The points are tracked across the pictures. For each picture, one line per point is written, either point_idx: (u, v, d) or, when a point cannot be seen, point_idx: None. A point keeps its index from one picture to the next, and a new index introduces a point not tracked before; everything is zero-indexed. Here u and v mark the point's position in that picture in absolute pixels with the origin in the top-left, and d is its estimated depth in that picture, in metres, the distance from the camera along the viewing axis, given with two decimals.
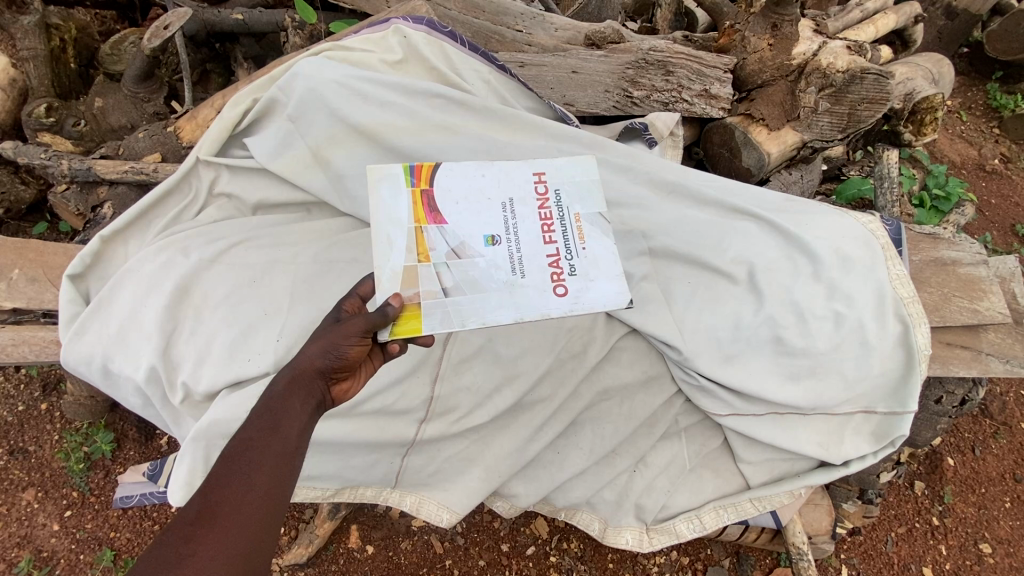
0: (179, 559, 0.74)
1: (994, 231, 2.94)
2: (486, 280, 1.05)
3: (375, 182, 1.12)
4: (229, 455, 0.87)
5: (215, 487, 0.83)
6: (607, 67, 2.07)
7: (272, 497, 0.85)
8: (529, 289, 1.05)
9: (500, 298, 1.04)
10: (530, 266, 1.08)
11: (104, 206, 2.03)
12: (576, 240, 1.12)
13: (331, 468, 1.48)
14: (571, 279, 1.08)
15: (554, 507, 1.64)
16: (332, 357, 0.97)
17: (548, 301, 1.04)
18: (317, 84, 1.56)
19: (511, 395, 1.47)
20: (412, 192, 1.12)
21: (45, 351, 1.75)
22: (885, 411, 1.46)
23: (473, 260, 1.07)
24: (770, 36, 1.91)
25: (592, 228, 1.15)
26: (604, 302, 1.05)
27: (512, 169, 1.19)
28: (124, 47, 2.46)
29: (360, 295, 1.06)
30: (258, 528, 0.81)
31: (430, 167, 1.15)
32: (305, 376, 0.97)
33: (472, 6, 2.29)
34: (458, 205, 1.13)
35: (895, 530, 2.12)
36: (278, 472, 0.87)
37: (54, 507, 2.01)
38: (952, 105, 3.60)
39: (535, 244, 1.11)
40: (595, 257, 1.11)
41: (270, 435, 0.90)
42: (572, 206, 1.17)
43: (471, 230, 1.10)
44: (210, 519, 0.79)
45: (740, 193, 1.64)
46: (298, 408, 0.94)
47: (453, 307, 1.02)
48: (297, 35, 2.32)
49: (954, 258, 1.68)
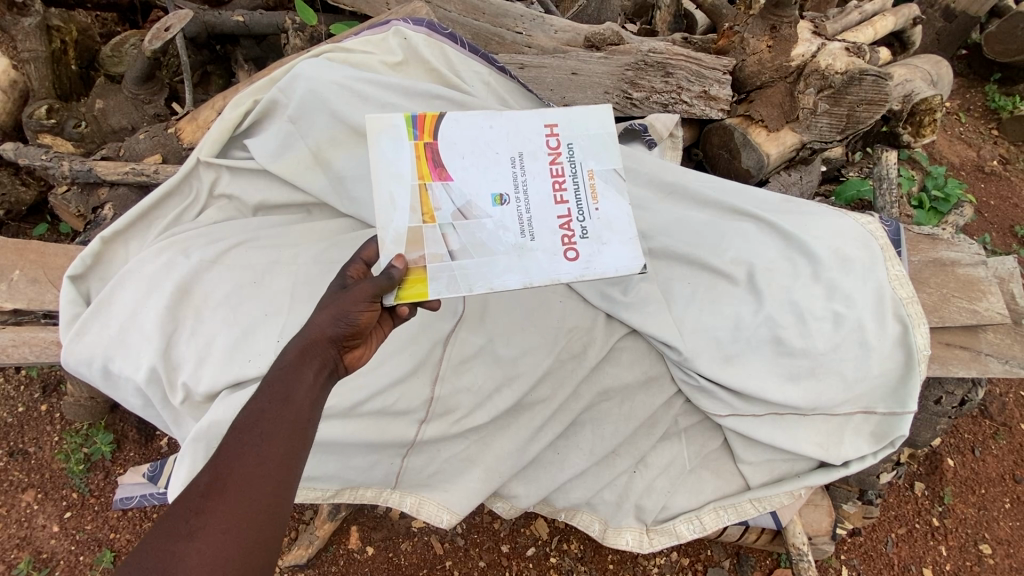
0: (190, 531, 0.76)
1: (993, 232, 2.95)
2: (493, 242, 1.06)
3: (375, 134, 1.10)
4: (240, 425, 0.87)
5: (226, 458, 0.83)
6: (607, 69, 2.08)
7: (284, 470, 0.85)
8: (539, 253, 1.06)
9: (509, 261, 1.05)
10: (540, 228, 1.07)
11: (104, 207, 2.04)
12: (589, 201, 1.11)
13: (331, 469, 1.48)
14: (582, 243, 1.08)
15: (554, 508, 1.64)
16: (343, 324, 0.98)
17: (559, 266, 1.06)
18: (318, 85, 1.57)
19: (511, 395, 1.47)
20: (415, 145, 1.09)
21: (46, 351, 1.75)
22: (885, 411, 1.46)
23: (481, 221, 1.06)
24: (768, 38, 1.92)
25: (605, 186, 1.12)
26: (616, 267, 1.06)
27: (521, 119, 1.14)
28: (125, 49, 2.49)
29: (364, 260, 1.09)
30: (269, 501, 0.81)
31: (433, 119, 1.11)
32: (316, 344, 0.97)
33: (473, 8, 2.28)
34: (464, 160, 1.10)
35: (895, 531, 2.12)
36: (289, 444, 0.87)
37: (54, 508, 2.01)
38: (951, 107, 3.61)
39: (546, 204, 1.09)
40: (607, 219, 1.10)
41: (281, 405, 0.89)
42: (586, 161, 1.13)
43: (478, 188, 1.09)
44: (220, 491, 0.80)
45: (740, 194, 1.64)
46: (310, 378, 0.94)
47: (459, 270, 1.04)
48: (297, 37, 2.33)
49: (953, 258, 1.69)
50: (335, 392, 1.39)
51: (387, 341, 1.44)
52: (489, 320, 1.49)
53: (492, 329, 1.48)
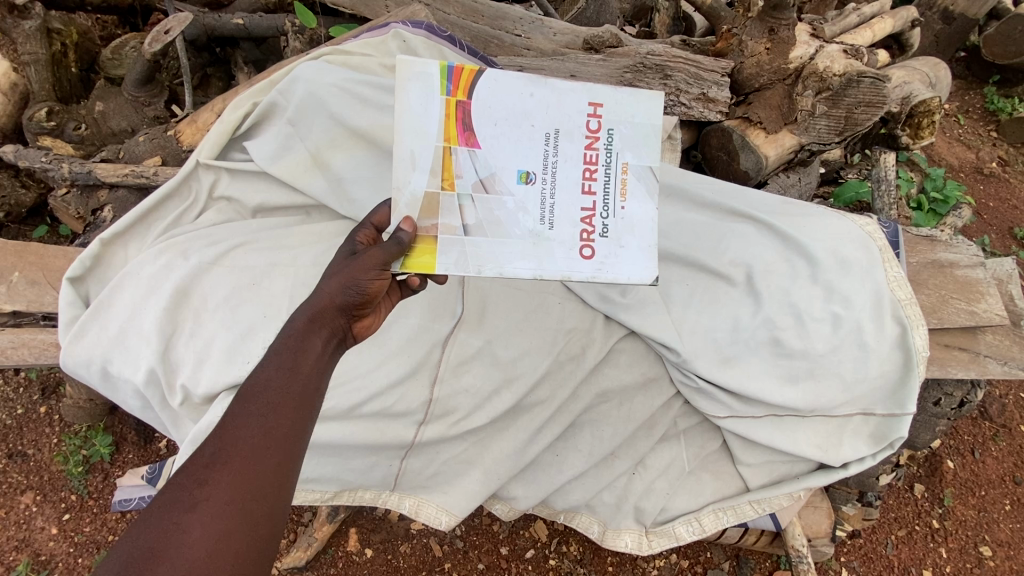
0: (194, 502, 0.76)
1: (992, 233, 2.95)
2: (510, 224, 1.05)
3: (404, 78, 0.99)
4: (246, 395, 0.87)
5: (231, 428, 0.83)
6: (606, 71, 2.09)
7: (290, 440, 0.85)
8: (556, 244, 1.06)
9: (523, 248, 1.05)
10: (561, 217, 1.06)
11: (104, 209, 2.05)
12: (617, 198, 1.08)
13: (330, 471, 1.48)
14: (601, 241, 1.07)
15: (553, 510, 1.64)
16: (352, 293, 1.00)
17: (573, 263, 1.06)
18: (317, 88, 1.57)
19: (510, 397, 1.47)
20: (447, 103, 1.01)
21: (44, 353, 1.75)
22: (883, 412, 1.46)
23: (501, 199, 1.04)
24: (767, 40, 1.91)
25: (637, 184, 1.09)
26: (631, 273, 1.07)
27: (566, 92, 1.05)
28: (125, 51, 2.49)
29: (374, 225, 1.10)
30: (276, 471, 0.82)
31: (470, 74, 1.01)
32: (324, 314, 0.99)
33: (472, 10, 2.29)
34: (497, 128, 1.03)
35: (895, 533, 2.12)
36: (296, 416, 0.88)
37: (53, 511, 2.01)
38: (950, 108, 3.61)
39: (573, 193, 1.06)
40: (632, 221, 1.09)
41: (288, 375, 0.90)
42: (623, 153, 1.08)
43: (506, 161, 1.04)
44: (226, 460, 0.80)
45: (740, 196, 1.63)
46: (318, 347, 0.95)
47: (471, 246, 1.04)
48: (297, 39, 2.34)
49: (951, 260, 1.69)
50: (334, 394, 1.39)
51: (386, 342, 1.44)
52: (488, 322, 1.49)
53: (492, 331, 1.48)
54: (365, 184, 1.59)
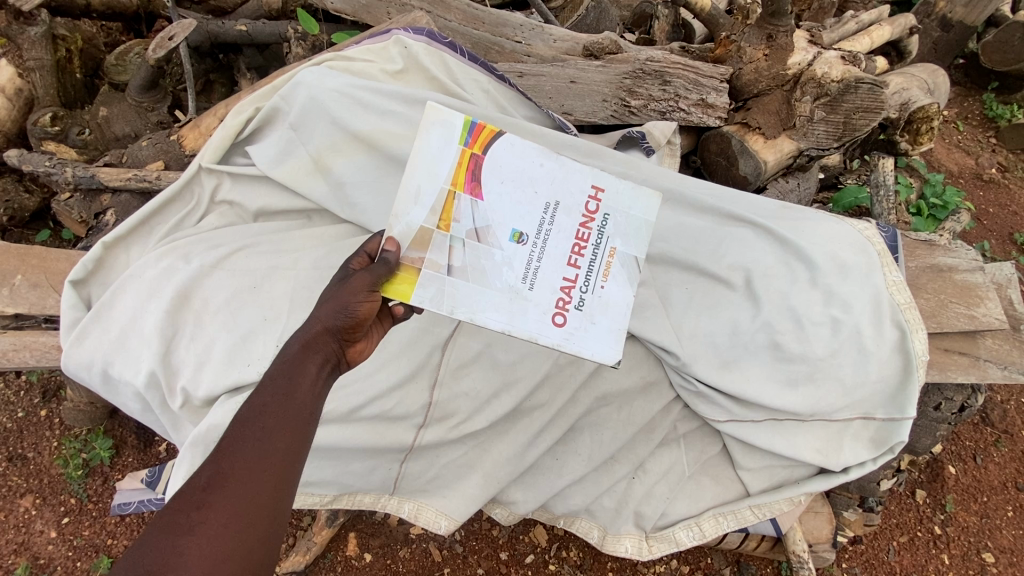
0: (190, 525, 0.76)
1: (992, 239, 2.96)
2: (493, 275, 1.07)
3: (430, 123, 1.06)
4: (243, 418, 0.87)
5: (227, 451, 0.83)
6: (606, 77, 2.09)
7: (286, 464, 0.85)
8: (531, 305, 1.07)
9: (499, 300, 1.07)
10: (542, 281, 1.08)
11: (107, 213, 2.06)
12: (598, 277, 1.12)
13: (328, 475, 1.48)
14: (574, 313, 1.09)
15: (553, 515, 1.64)
16: (343, 316, 1.00)
17: (542, 327, 1.07)
18: (318, 93, 1.59)
19: (509, 400, 1.47)
20: (462, 153, 1.07)
21: (45, 356, 1.75)
22: (883, 416, 1.46)
23: (490, 250, 1.07)
24: (765, 47, 1.94)
25: (620, 270, 1.14)
26: (596, 350, 1.08)
27: (573, 170, 1.12)
28: (129, 58, 2.51)
29: (368, 252, 1.07)
30: (270, 494, 0.82)
31: (491, 133, 1.08)
32: (318, 339, 0.98)
33: (472, 17, 2.33)
34: (503, 185, 1.09)
35: (897, 539, 2.11)
36: (292, 438, 0.87)
37: (52, 514, 2.00)
38: (949, 115, 3.63)
39: (558, 262, 1.09)
40: (608, 301, 1.11)
41: (284, 399, 0.90)
42: (613, 238, 1.13)
43: (503, 218, 1.08)
44: (221, 485, 0.80)
45: (738, 200, 1.63)
46: (313, 372, 0.95)
47: (449, 286, 1.05)
48: (299, 46, 2.37)
49: (949, 264, 1.69)
50: (335, 397, 1.40)
51: (386, 345, 1.44)
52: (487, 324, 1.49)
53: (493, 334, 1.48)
54: (365, 189, 1.60)
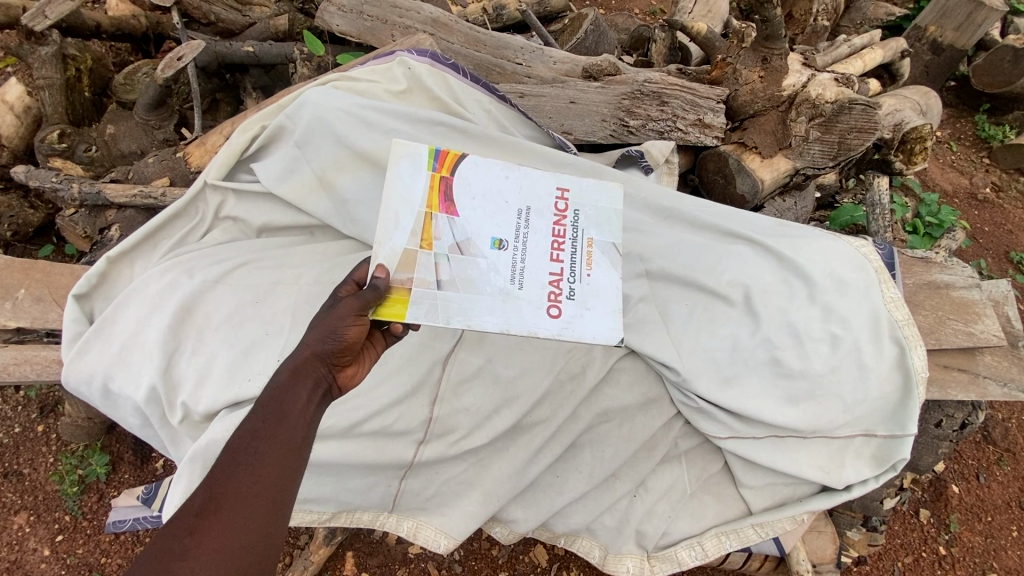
0: (183, 549, 0.75)
1: (988, 257, 2.99)
2: (482, 282, 1.10)
3: (397, 157, 1.17)
4: (235, 444, 0.88)
5: (220, 475, 0.84)
6: (605, 98, 2.14)
7: (278, 489, 0.85)
8: (524, 302, 1.10)
9: (492, 303, 1.09)
10: (530, 279, 1.12)
11: (111, 228, 2.07)
12: (583, 267, 1.17)
13: (327, 492, 1.46)
14: (568, 303, 1.12)
15: (553, 534, 1.61)
16: (331, 341, 0.99)
17: (539, 320, 1.09)
18: (323, 111, 1.62)
19: (510, 416, 1.46)
20: (431, 177, 1.17)
21: (46, 370, 1.74)
22: (884, 433, 1.45)
23: (475, 259, 1.11)
24: (760, 69, 1.98)
25: (602, 257, 1.19)
26: (598, 334, 1.09)
27: (537, 177, 1.22)
28: (137, 77, 2.57)
29: (356, 279, 1.08)
30: (264, 519, 0.82)
31: (454, 156, 1.19)
32: (309, 365, 0.98)
33: (474, 39, 2.38)
34: (474, 200, 1.17)
35: (901, 560, 2.08)
36: (284, 463, 0.88)
37: (46, 532, 1.97)
38: (942, 136, 3.69)
39: (541, 259, 1.15)
40: (597, 288, 1.15)
41: (276, 425, 0.91)
42: (588, 230, 1.21)
43: (481, 228, 1.14)
44: (216, 509, 0.80)
45: (737, 218, 1.67)
46: (304, 397, 0.95)
47: (442, 300, 1.07)
48: (305, 66, 2.43)
49: (946, 281, 1.71)
50: (334, 412, 1.40)
51: (386, 361, 1.45)
52: (487, 341, 1.49)
53: (493, 352, 1.48)
54: (368, 206, 1.61)
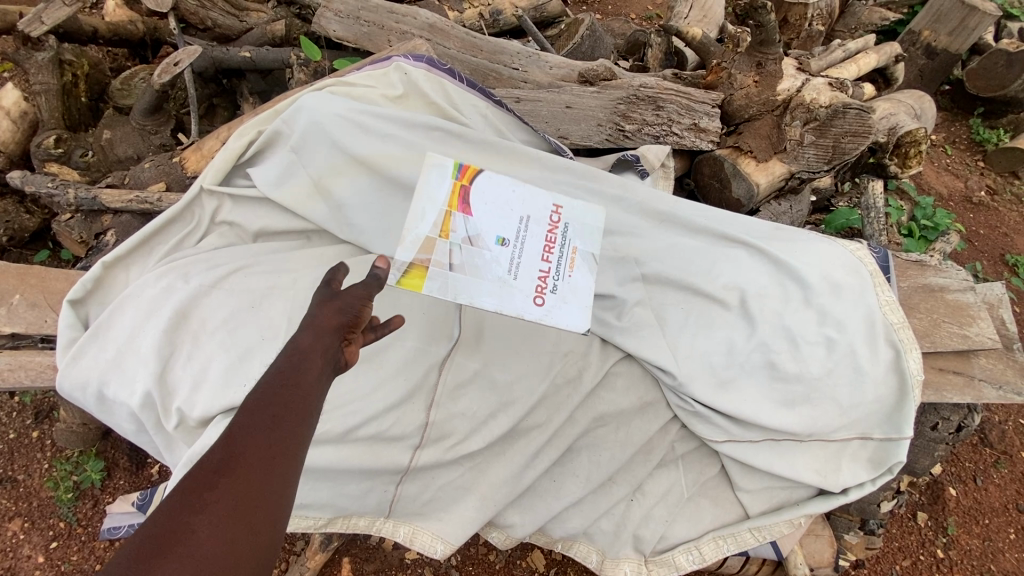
0: (201, 505, 0.74)
1: (984, 260, 3.00)
2: (485, 268, 1.12)
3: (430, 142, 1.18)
4: (251, 407, 0.85)
5: (235, 437, 0.81)
6: (600, 103, 2.15)
7: (291, 454, 0.83)
8: (517, 290, 1.12)
9: (491, 287, 1.11)
10: (524, 271, 1.14)
11: (108, 233, 2.07)
12: (566, 267, 1.19)
13: (323, 497, 1.45)
14: (551, 295, 1.14)
15: (551, 539, 1.60)
16: (348, 314, 0.97)
17: (525, 305, 1.12)
18: (320, 117, 1.65)
19: (507, 420, 1.46)
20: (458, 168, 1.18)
21: (40, 376, 1.73)
22: (881, 436, 1.45)
23: (483, 247, 1.14)
24: (755, 73, 2.01)
25: (583, 260, 1.22)
26: (574, 324, 1.11)
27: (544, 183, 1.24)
28: (134, 82, 2.59)
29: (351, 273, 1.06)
30: (277, 482, 0.80)
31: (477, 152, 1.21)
32: (322, 333, 0.93)
33: (471, 45, 2.40)
34: (488, 203, 1.17)
35: (899, 563, 2.08)
36: (298, 431, 0.86)
37: (40, 539, 1.96)
38: (937, 139, 3.71)
39: (535, 253, 1.17)
40: (576, 286, 1.18)
41: (291, 391, 0.88)
42: (576, 234, 1.24)
43: (493, 217, 1.17)
44: (232, 470, 0.78)
45: (732, 222, 1.68)
46: (319, 365, 0.91)
47: (452, 280, 1.09)
48: (301, 71, 2.44)
49: (941, 284, 1.72)
50: (329, 417, 1.40)
51: (381, 366, 1.45)
52: (482, 346, 1.50)
53: (488, 357, 1.49)
54: (365, 211, 1.65)
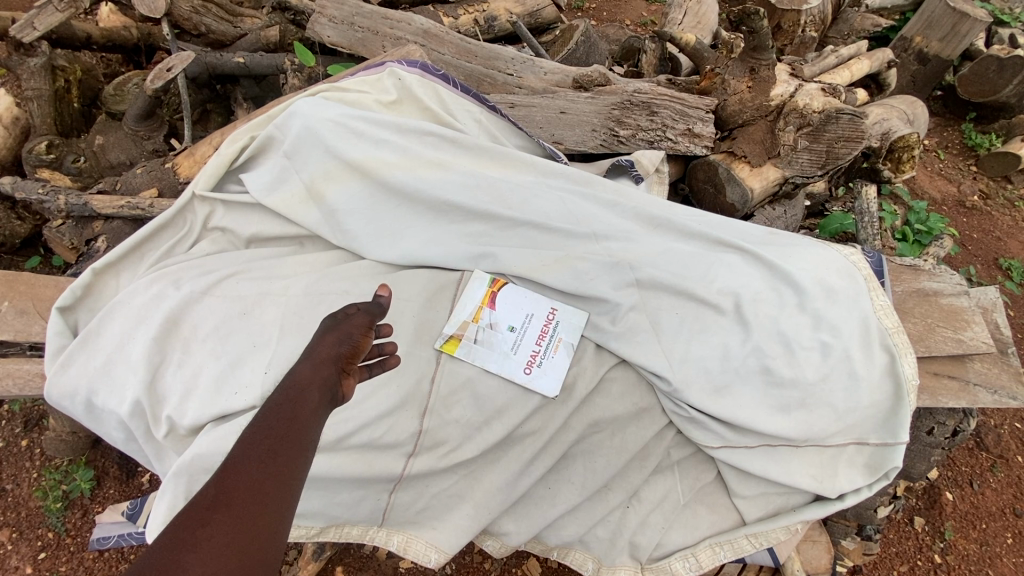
0: (194, 541, 0.70)
1: (978, 264, 3.02)
2: (497, 341, 1.52)
3: None
4: (247, 441, 0.83)
5: (232, 471, 0.79)
6: (595, 108, 2.15)
7: (286, 487, 0.80)
8: (514, 358, 1.50)
9: (497, 357, 1.50)
10: (523, 346, 1.51)
11: (98, 240, 2.04)
12: (551, 349, 1.51)
13: (315, 507, 1.43)
14: (537, 368, 1.49)
15: (546, 546, 1.59)
16: (346, 344, 0.97)
17: (516, 370, 1.48)
18: (314, 123, 1.67)
19: (501, 428, 1.44)
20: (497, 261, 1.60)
21: (29, 384, 1.72)
22: (876, 441, 1.45)
23: (500, 328, 1.53)
24: (748, 79, 2.01)
25: (566, 346, 1.52)
26: (548, 390, 1.45)
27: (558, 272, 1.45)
28: (127, 88, 2.58)
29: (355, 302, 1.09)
30: (271, 518, 0.77)
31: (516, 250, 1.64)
32: (321, 364, 0.93)
33: (465, 50, 2.40)
34: (514, 293, 1.58)
35: (897, 568, 2.07)
36: (293, 463, 0.83)
37: (28, 549, 1.92)
38: (930, 144, 3.73)
39: (535, 334, 1.53)
40: (556, 367, 1.49)
41: (289, 423, 0.86)
42: (564, 330, 1.54)
43: (511, 306, 1.57)
44: (228, 504, 0.75)
45: (727, 227, 1.69)
46: (316, 398, 0.90)
47: (473, 347, 1.50)
48: (296, 77, 2.42)
49: (935, 289, 1.72)
50: None
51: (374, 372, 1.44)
52: (477, 352, 1.49)
53: (482, 363, 1.48)
54: (359, 216, 1.65)
